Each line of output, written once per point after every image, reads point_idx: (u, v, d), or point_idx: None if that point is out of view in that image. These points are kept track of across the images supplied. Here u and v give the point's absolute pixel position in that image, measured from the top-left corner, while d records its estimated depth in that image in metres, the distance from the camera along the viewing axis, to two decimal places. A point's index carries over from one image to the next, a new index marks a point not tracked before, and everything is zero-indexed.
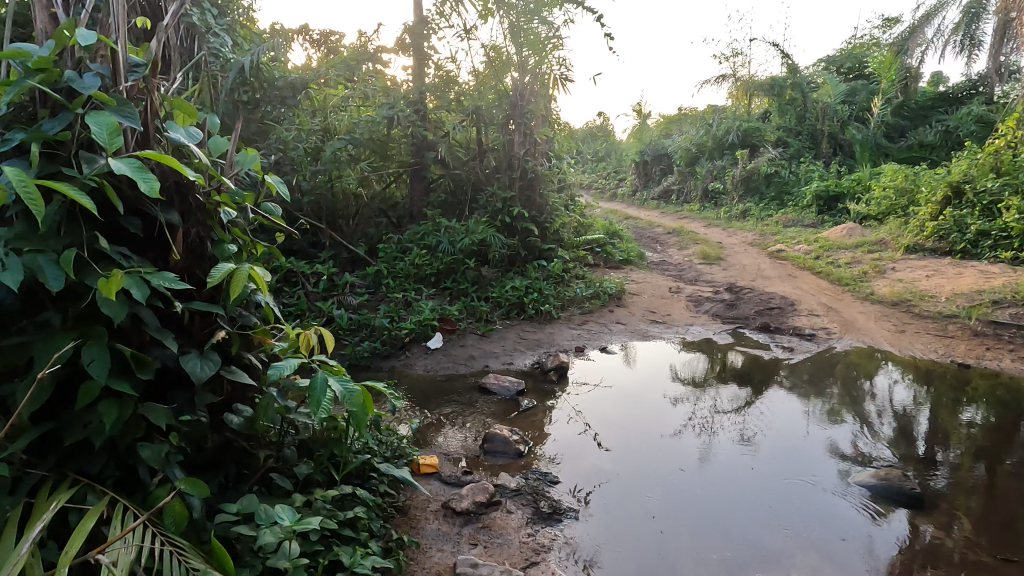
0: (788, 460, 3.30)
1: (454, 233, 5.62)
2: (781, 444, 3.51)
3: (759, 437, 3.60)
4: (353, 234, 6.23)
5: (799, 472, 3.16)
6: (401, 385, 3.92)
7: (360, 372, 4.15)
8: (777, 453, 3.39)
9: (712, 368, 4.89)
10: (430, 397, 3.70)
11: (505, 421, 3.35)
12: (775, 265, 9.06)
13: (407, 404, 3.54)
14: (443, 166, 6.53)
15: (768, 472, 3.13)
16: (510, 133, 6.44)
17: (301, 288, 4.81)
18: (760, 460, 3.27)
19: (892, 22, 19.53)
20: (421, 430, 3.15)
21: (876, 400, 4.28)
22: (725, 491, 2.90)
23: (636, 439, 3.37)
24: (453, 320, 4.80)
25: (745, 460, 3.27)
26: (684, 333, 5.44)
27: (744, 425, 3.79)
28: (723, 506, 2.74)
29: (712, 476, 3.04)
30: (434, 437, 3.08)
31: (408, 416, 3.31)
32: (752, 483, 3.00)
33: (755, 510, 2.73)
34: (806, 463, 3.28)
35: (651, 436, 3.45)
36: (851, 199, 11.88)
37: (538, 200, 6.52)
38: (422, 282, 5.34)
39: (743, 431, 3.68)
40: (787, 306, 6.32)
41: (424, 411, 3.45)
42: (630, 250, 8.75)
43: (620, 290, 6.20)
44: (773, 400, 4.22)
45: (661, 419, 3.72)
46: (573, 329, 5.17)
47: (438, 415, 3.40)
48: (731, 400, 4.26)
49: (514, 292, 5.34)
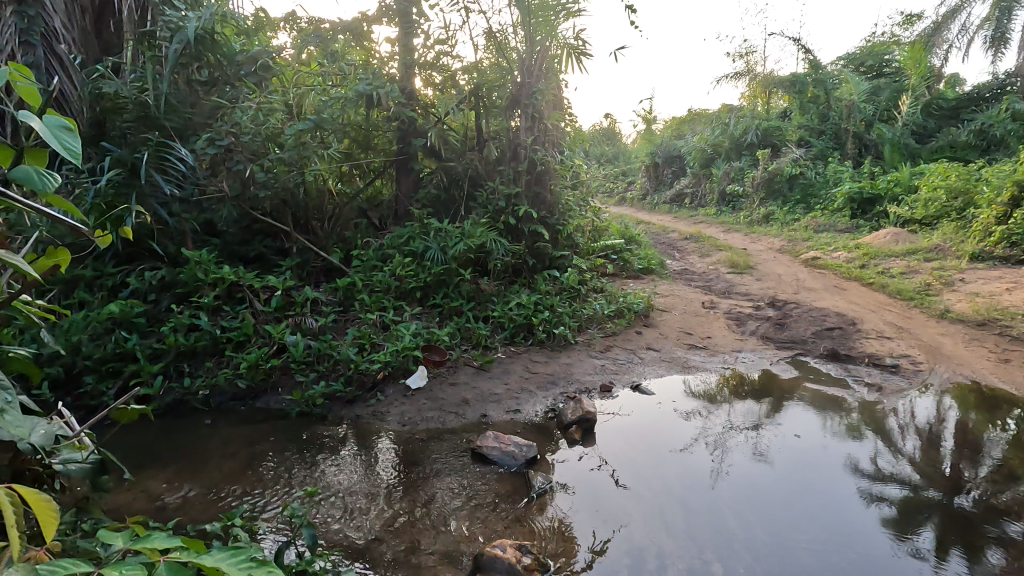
0: (813, 477, 2.79)
1: (446, 236, 4.56)
2: (797, 457, 3.00)
3: (774, 450, 3.07)
4: (327, 238, 5.20)
5: (824, 488, 2.68)
6: (373, 442, 2.89)
7: (313, 426, 3.03)
8: (798, 468, 2.88)
9: (726, 378, 4.09)
10: (413, 465, 2.66)
11: (504, 515, 2.27)
12: (815, 274, 7.99)
13: (368, 466, 2.65)
14: (435, 157, 5.51)
15: (795, 492, 2.63)
16: (516, 118, 5.37)
17: (246, 308, 3.71)
18: (781, 478, 2.77)
19: (912, 19, 18.62)
20: (372, 506, 2.31)
21: (899, 414, 3.54)
22: (747, 515, 2.40)
23: (637, 459, 2.84)
24: (442, 348, 3.72)
25: (764, 477, 2.76)
26: (734, 361, 4.33)
27: (755, 437, 3.24)
28: (748, 538, 2.24)
29: (730, 499, 2.52)
30: (390, 516, 2.25)
31: (359, 488, 2.45)
32: (776, 504, 2.51)
33: (787, 541, 2.24)
34: (833, 478, 2.79)
35: (652, 454, 2.90)
36: (889, 201, 10.81)
37: (548, 196, 5.45)
38: (405, 298, 4.28)
39: (754, 443, 3.15)
40: (848, 327, 5.23)
41: (391, 474, 2.57)
42: (650, 257, 7.70)
43: (646, 307, 5.13)
44: (786, 415, 3.54)
45: (664, 434, 3.15)
46: (595, 358, 4.08)
47: (406, 484, 2.49)
48: (744, 416, 3.54)
49: (521, 313, 4.30)
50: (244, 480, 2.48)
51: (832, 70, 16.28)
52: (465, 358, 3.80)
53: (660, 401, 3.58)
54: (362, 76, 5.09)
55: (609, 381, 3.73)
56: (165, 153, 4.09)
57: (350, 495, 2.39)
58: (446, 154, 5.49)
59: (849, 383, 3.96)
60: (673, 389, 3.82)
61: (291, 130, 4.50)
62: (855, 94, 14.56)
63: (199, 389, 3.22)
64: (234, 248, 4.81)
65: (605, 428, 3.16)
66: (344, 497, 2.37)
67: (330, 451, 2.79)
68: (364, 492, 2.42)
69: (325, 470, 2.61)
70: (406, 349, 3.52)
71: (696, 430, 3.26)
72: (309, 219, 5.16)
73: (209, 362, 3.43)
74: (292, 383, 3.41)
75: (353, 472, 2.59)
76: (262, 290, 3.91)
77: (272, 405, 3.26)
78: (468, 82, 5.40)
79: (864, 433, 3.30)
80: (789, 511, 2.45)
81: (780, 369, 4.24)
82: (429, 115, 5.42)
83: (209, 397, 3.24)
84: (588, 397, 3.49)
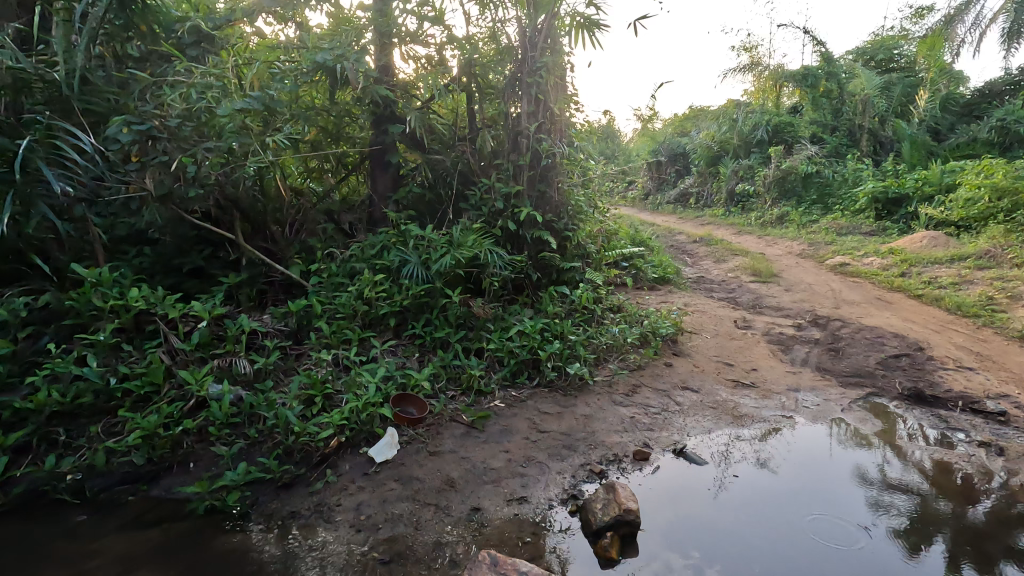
0: (819, 489, 2.61)
1: (429, 246, 3.62)
2: (803, 467, 2.79)
3: (777, 458, 2.84)
4: (285, 247, 4.26)
5: (831, 502, 2.52)
6: (330, 551, 1.99)
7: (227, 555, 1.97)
8: (803, 479, 2.68)
9: (778, 416, 3.26)
10: (377, 507, 2.20)
11: None
12: (849, 284, 7.14)
13: (327, 499, 2.24)
14: (419, 148, 4.58)
15: (802, 507, 2.45)
16: (517, 103, 4.43)
17: (157, 346, 2.77)
18: (787, 490, 2.57)
19: (922, 12, 17.85)
20: (339, 544, 2.03)
21: (908, 420, 3.31)
22: (752, 533, 2.23)
23: (645, 491, 2.45)
24: (420, 400, 2.80)
25: (768, 490, 2.56)
26: (795, 404, 3.41)
27: (760, 444, 2.97)
28: (757, 560, 2.07)
29: (732, 515, 2.34)
30: (360, 553, 1.98)
31: (314, 550, 1.99)
32: (783, 522, 2.32)
33: (798, 563, 2.08)
34: (839, 489, 2.63)
35: (663, 484, 2.51)
36: (918, 201, 9.97)
37: (554, 196, 4.51)
38: (376, 325, 3.36)
39: (756, 450, 2.91)
40: (915, 355, 4.34)
41: (358, 532, 2.09)
42: (665, 264, 6.79)
43: (675, 331, 4.22)
44: (797, 422, 3.21)
45: (668, 451, 2.77)
46: (621, 407, 3.15)
47: (378, 522, 2.13)
48: (753, 427, 3.11)
49: (525, 346, 3.38)
50: (169, 570, 1.91)
51: (844, 63, 15.42)
52: (451, 411, 2.88)
53: (695, 445, 2.86)
54: (325, 45, 4.11)
55: (643, 442, 2.80)
56: (59, 142, 3.04)
57: (298, 565, 1.92)
58: (431, 146, 4.56)
59: (942, 435, 3.10)
60: (717, 437, 2.97)
61: (228, 109, 3.53)
62: (872, 88, 13.70)
63: (69, 472, 2.28)
64: (165, 262, 3.86)
65: (646, 499, 2.40)
66: (310, 534, 2.08)
67: (265, 525, 2.12)
68: (329, 522, 2.13)
69: (281, 506, 2.21)
70: (369, 406, 2.61)
71: (699, 439, 2.92)
72: (264, 224, 4.23)
73: (97, 424, 2.49)
74: (210, 455, 2.47)
75: (309, 518, 2.15)
76: (183, 321, 2.95)
77: (175, 491, 2.31)
78: (458, 59, 4.45)
79: (871, 439, 3.09)
80: (799, 530, 2.28)
81: (856, 419, 3.28)
82: (411, 98, 4.47)
83: (83, 483, 2.29)
84: (621, 478, 2.51)
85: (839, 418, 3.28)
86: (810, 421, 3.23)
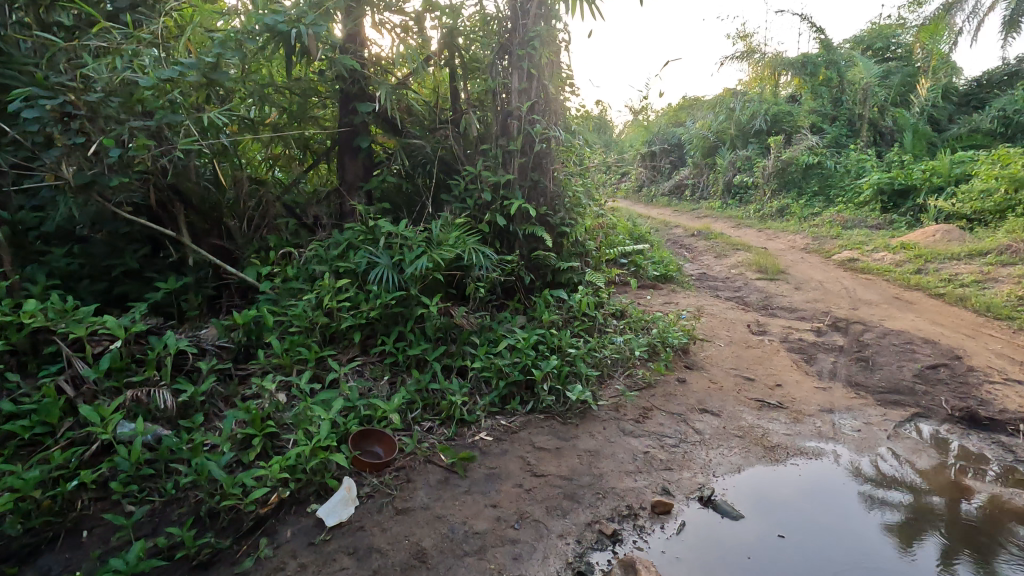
0: (853, 525, 2.22)
1: (403, 245, 3.06)
2: (825, 488, 2.44)
3: (796, 479, 2.47)
4: (241, 246, 3.71)
5: (862, 533, 2.18)
6: None
7: None
8: (828, 505, 2.32)
9: (818, 446, 2.75)
10: None
11: None
12: (862, 281, 6.68)
13: None
14: (394, 132, 4.01)
15: (832, 542, 2.11)
16: (506, 81, 3.88)
17: (56, 372, 2.21)
18: (813, 521, 2.22)
19: (918, 2, 17.46)
20: None
21: (914, 424, 3.04)
22: None
23: (670, 553, 1.96)
24: (385, 438, 2.27)
25: (793, 522, 2.20)
26: (833, 429, 2.91)
27: (776, 463, 2.58)
28: None
29: (757, 560, 1.97)
30: None
31: None
32: (818, 569, 1.96)
33: None
34: (870, 515, 2.29)
35: (688, 539, 2.04)
36: (927, 193, 9.54)
37: (550, 187, 3.96)
38: (339, 341, 2.82)
39: (773, 470, 2.53)
40: (953, 366, 3.87)
41: None
42: (667, 261, 6.27)
43: (687, 341, 3.71)
44: (832, 448, 2.75)
45: (694, 499, 2.25)
46: (632, 439, 2.63)
47: None
48: (792, 465, 2.59)
49: (516, 364, 2.85)
50: None
51: (843, 51, 14.95)
52: (426, 450, 2.35)
53: (722, 484, 2.37)
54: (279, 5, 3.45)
55: (662, 488, 2.28)
56: None
57: None
58: (410, 130, 4.01)
59: (999, 465, 2.67)
60: (748, 474, 2.47)
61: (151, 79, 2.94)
62: (872, 76, 13.27)
63: None
64: (95, 264, 3.29)
65: (670, 564, 1.92)
66: None
67: None
68: None
69: None
70: (320, 452, 2.07)
71: (716, 469, 2.47)
72: (216, 218, 3.66)
73: None
74: (112, 520, 1.92)
75: None
76: (93, 341, 2.39)
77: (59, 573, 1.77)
78: (439, 29, 3.87)
79: (886, 446, 2.78)
80: None
81: (905, 448, 2.77)
82: (384, 74, 3.90)
83: None
84: (638, 542, 2.00)
85: (879, 442, 2.82)
86: (852, 449, 2.75)
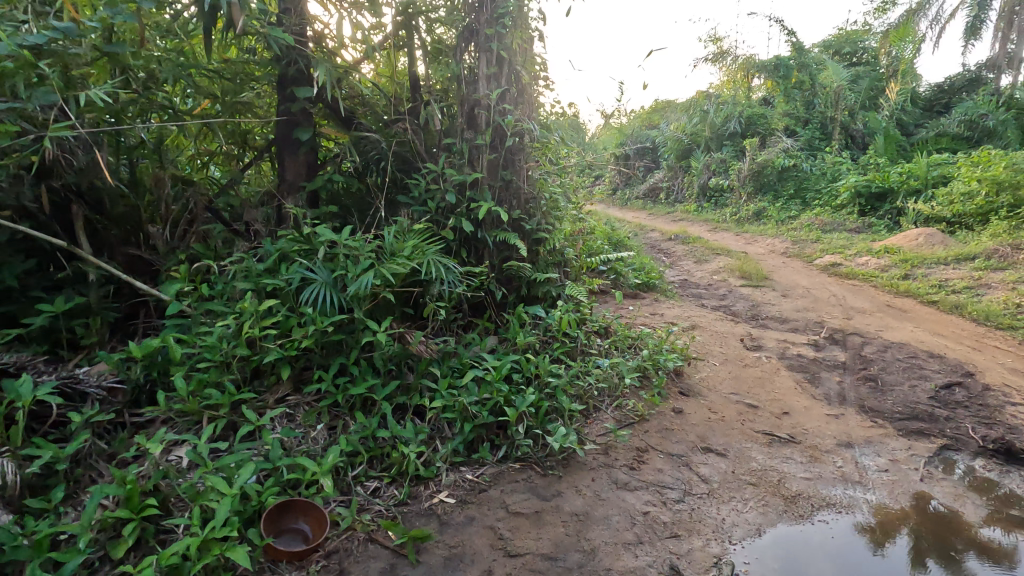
0: None
1: (346, 257, 2.52)
2: (860, 553, 2.02)
3: (826, 542, 2.05)
4: (164, 257, 3.12)
5: None
6: None
7: None
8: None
9: (847, 493, 2.32)
10: None
11: None
12: (849, 287, 6.38)
13: None
14: (345, 123, 3.48)
15: None
16: (473, 66, 3.38)
17: None
18: None
19: (881, 9, 17.70)
20: None
21: (940, 457, 2.67)
22: None
23: None
24: (303, 509, 1.76)
25: None
26: (858, 470, 2.48)
27: (802, 520, 2.14)
28: None
29: None
30: None
31: None
32: None
33: None
34: None
35: None
36: (905, 196, 9.41)
37: (524, 187, 3.47)
38: (264, 378, 2.28)
39: (799, 530, 2.09)
40: (968, 385, 3.52)
41: None
42: (648, 268, 5.83)
43: (681, 362, 3.25)
44: (862, 495, 2.32)
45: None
46: (627, 494, 2.16)
47: None
48: (822, 522, 2.14)
49: (485, 402, 2.35)
50: None
51: (814, 54, 14.93)
52: (368, 525, 1.84)
53: (741, 553, 1.93)
54: None
55: (669, 566, 1.82)
56: None
57: None
58: (363, 123, 3.46)
59: None
60: (770, 536, 2.03)
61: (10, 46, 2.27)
62: (844, 79, 13.24)
63: None
64: None
65: None
66: None
67: None
68: None
69: None
70: (219, 544, 1.55)
71: (734, 535, 2.01)
72: (134, 223, 3.07)
73: None
74: None
75: None
76: None
77: None
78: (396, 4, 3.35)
79: (922, 489, 2.38)
80: None
81: (943, 492, 2.37)
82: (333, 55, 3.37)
83: None
84: None
85: (912, 484, 2.41)
86: (885, 495, 2.33)
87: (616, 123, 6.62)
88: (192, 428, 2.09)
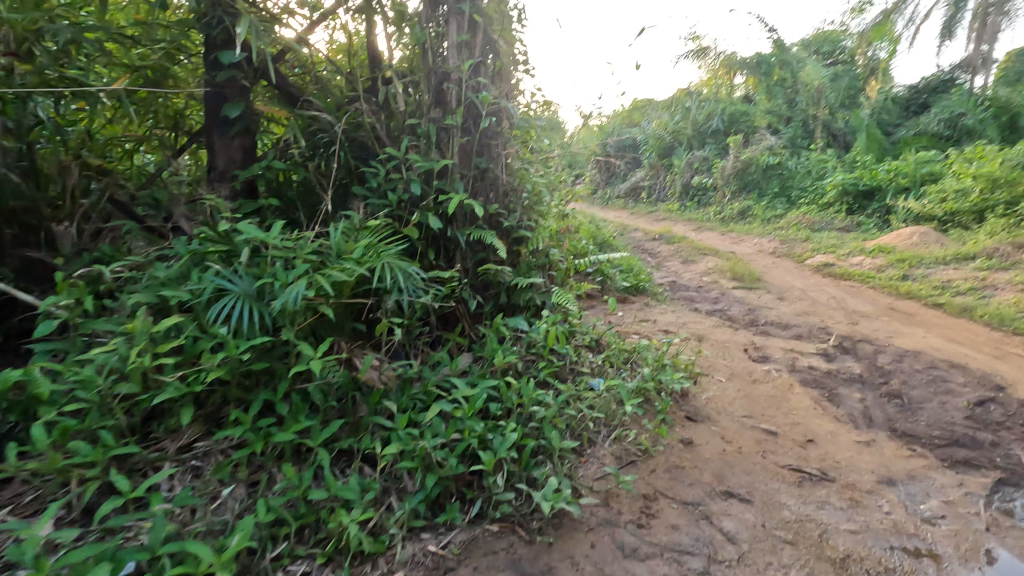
0: None
1: (276, 262, 1.98)
2: None
3: None
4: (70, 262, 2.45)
5: None
6: None
7: None
8: None
9: (905, 551, 1.88)
10: None
11: None
12: (848, 289, 6.01)
13: None
14: (291, 101, 2.92)
15: None
16: (443, 33, 2.86)
17: None
18: None
19: (858, 8, 17.64)
20: None
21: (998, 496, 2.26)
22: None
23: None
24: None
25: None
26: (910, 519, 2.05)
27: None
28: None
29: None
30: None
31: None
32: None
33: None
34: None
35: None
36: (893, 194, 9.17)
37: (502, 177, 2.97)
38: (163, 422, 1.74)
39: None
40: (1002, 401, 3.14)
41: None
42: (638, 270, 5.36)
43: (686, 381, 2.79)
44: (923, 553, 1.88)
45: None
46: (637, 565, 1.69)
47: None
48: None
49: (454, 445, 1.85)
50: None
51: (795, 52, 14.71)
52: None
53: None
54: None
55: None
56: None
57: None
58: (312, 100, 2.89)
59: None
60: None
61: None
62: (825, 77, 13.04)
63: None
64: None
65: None
66: None
67: None
68: None
69: None
70: None
71: None
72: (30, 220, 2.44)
73: None
74: None
75: None
76: None
77: None
78: None
79: (994, 543, 1.95)
80: None
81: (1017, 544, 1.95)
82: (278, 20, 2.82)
83: None
84: None
85: (980, 535, 1.98)
86: (949, 552, 1.90)
87: (599, 115, 6.14)
88: (54, 496, 1.55)
